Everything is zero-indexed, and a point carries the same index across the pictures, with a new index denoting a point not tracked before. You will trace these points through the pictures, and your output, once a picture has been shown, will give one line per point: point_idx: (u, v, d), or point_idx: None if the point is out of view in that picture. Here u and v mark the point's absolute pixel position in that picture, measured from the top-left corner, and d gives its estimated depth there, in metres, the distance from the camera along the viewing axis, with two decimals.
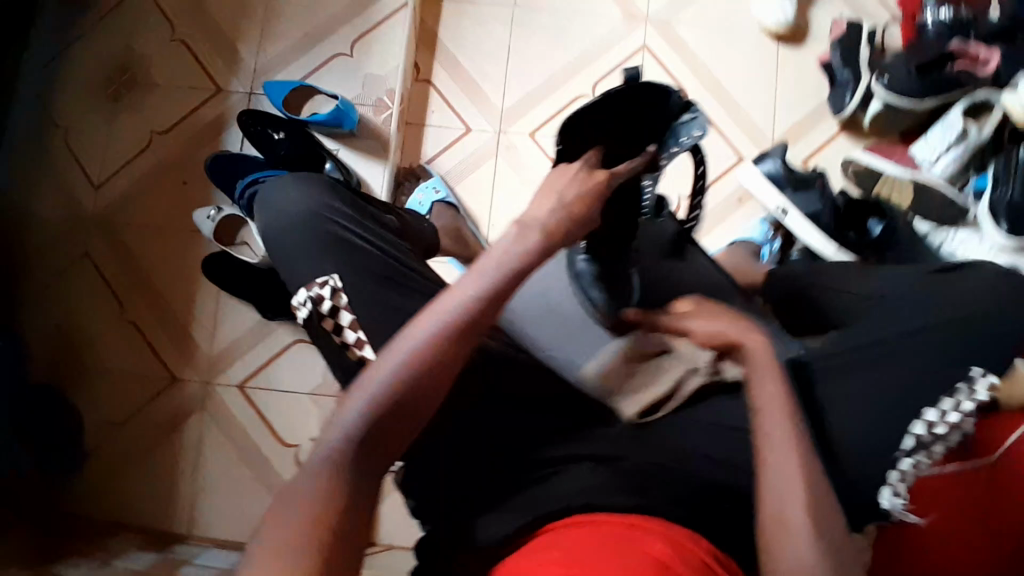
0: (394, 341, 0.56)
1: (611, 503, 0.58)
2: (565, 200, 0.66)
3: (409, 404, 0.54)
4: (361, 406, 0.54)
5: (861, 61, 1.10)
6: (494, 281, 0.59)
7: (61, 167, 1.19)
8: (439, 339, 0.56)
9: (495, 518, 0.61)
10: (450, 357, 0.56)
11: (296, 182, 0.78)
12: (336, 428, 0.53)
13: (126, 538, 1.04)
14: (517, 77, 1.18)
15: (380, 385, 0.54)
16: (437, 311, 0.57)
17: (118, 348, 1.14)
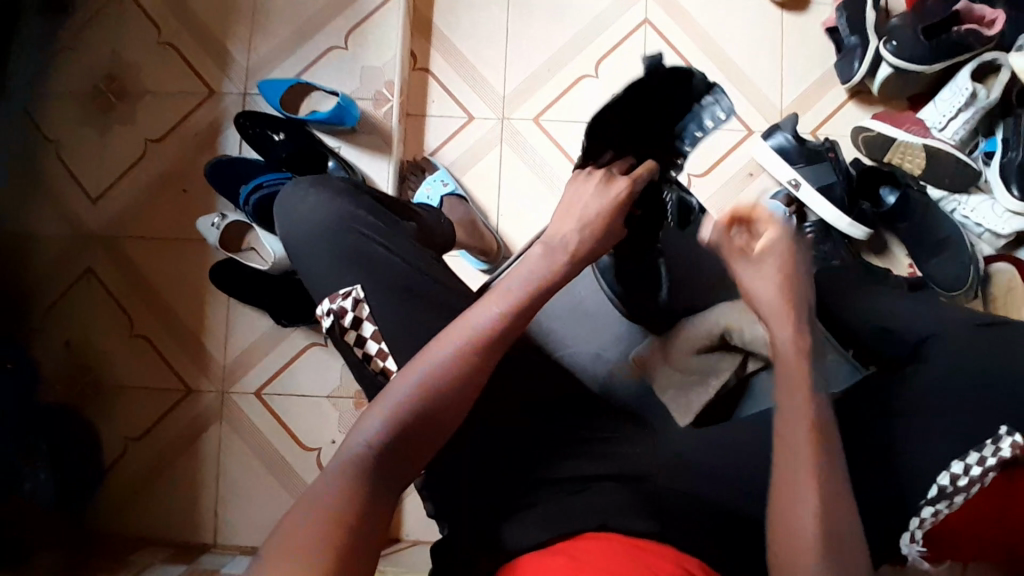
0: (418, 356, 0.57)
1: (628, 526, 0.58)
2: (588, 216, 0.67)
3: (430, 420, 0.54)
4: (381, 415, 0.53)
5: (868, 26, 1.07)
6: (515, 300, 0.60)
7: (55, 179, 1.15)
8: (467, 350, 0.56)
9: (517, 526, 0.59)
10: (473, 374, 0.56)
11: (314, 190, 0.77)
12: (356, 436, 0.53)
13: (152, 551, 1.03)
14: (517, 61, 1.15)
15: (402, 397, 0.54)
16: (464, 324, 0.58)
17: (129, 362, 1.12)
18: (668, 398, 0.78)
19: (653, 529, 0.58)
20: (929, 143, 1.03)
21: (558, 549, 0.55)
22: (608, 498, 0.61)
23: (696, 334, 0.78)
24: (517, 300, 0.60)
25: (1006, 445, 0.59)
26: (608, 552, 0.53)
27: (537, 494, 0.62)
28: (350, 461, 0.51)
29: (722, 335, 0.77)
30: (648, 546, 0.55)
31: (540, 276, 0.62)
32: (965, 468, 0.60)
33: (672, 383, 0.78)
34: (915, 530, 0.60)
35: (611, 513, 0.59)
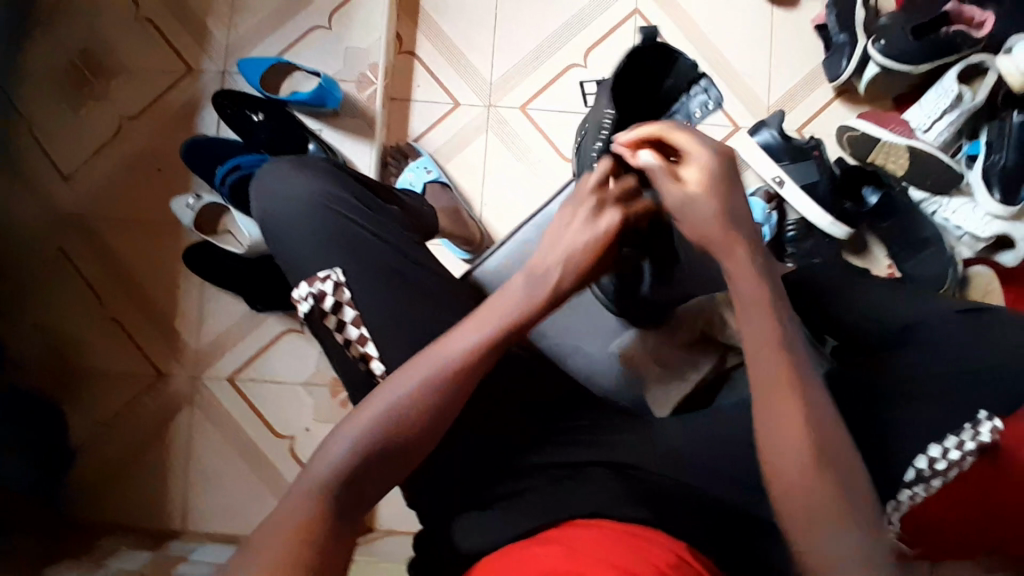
0: (393, 377, 0.55)
1: (622, 513, 0.57)
2: (574, 251, 0.60)
3: (403, 446, 0.53)
4: (352, 437, 0.52)
5: (858, 23, 1.06)
6: (498, 324, 0.57)
7: (24, 153, 1.12)
8: (437, 382, 0.54)
9: (493, 519, 0.60)
10: (449, 402, 0.55)
11: (299, 169, 0.73)
12: (325, 456, 0.52)
13: (119, 538, 1.01)
14: (505, 48, 1.13)
15: (373, 422, 0.53)
16: (436, 353, 0.56)
17: (99, 344, 1.10)
18: (646, 392, 0.77)
19: (643, 516, 0.57)
20: (913, 144, 1.02)
21: (543, 540, 0.54)
22: (601, 491, 0.60)
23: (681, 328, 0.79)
24: (500, 325, 0.57)
25: (984, 429, 0.60)
26: (593, 539, 0.52)
27: (514, 488, 0.63)
28: (318, 483, 0.50)
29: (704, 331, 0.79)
30: (649, 533, 0.54)
31: (521, 306, 0.58)
32: (943, 451, 0.60)
33: (649, 377, 0.78)
34: (891, 513, 0.62)
35: (605, 503, 0.58)
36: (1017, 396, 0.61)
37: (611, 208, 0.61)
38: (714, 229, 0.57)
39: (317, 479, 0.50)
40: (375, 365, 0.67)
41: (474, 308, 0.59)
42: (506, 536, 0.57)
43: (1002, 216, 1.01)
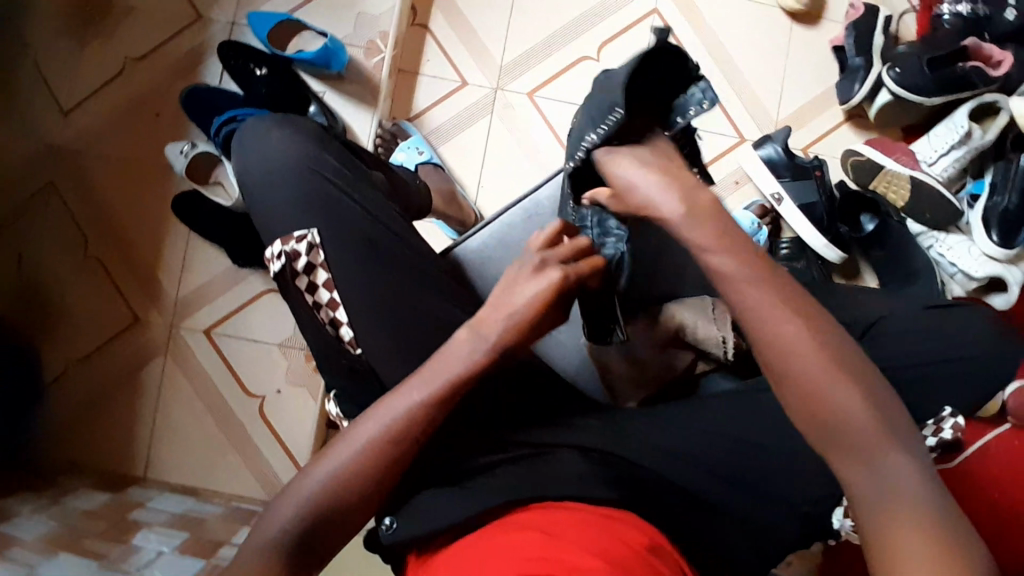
0: (339, 439, 0.55)
1: (589, 493, 0.59)
2: (518, 308, 0.58)
3: (353, 508, 0.54)
4: (300, 503, 0.53)
5: (874, 49, 1.06)
6: (444, 383, 0.56)
7: (26, 86, 1.11)
8: (380, 447, 0.54)
9: (449, 501, 0.61)
10: (393, 461, 0.54)
11: (282, 125, 0.73)
12: (274, 520, 0.53)
13: (80, 478, 1.01)
14: (519, 31, 1.12)
15: (318, 485, 0.53)
16: (381, 415, 0.55)
17: (79, 283, 1.09)
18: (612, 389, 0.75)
19: (613, 496, 0.59)
20: (915, 175, 1.02)
21: (524, 526, 0.55)
22: (570, 468, 0.62)
23: (651, 329, 0.76)
24: (445, 384, 0.56)
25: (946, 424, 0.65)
26: (563, 524, 0.55)
27: (476, 474, 0.64)
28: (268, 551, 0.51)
29: (676, 330, 0.75)
30: (619, 513, 0.58)
31: (469, 365, 0.57)
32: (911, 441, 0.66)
33: (617, 375, 0.75)
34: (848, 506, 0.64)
35: (573, 484, 0.60)
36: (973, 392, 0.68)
37: (553, 266, 0.59)
38: (660, 190, 0.55)
39: (265, 545, 0.51)
40: (344, 330, 0.67)
41: (423, 362, 0.58)
42: (461, 516, 0.59)
43: (997, 258, 1.00)
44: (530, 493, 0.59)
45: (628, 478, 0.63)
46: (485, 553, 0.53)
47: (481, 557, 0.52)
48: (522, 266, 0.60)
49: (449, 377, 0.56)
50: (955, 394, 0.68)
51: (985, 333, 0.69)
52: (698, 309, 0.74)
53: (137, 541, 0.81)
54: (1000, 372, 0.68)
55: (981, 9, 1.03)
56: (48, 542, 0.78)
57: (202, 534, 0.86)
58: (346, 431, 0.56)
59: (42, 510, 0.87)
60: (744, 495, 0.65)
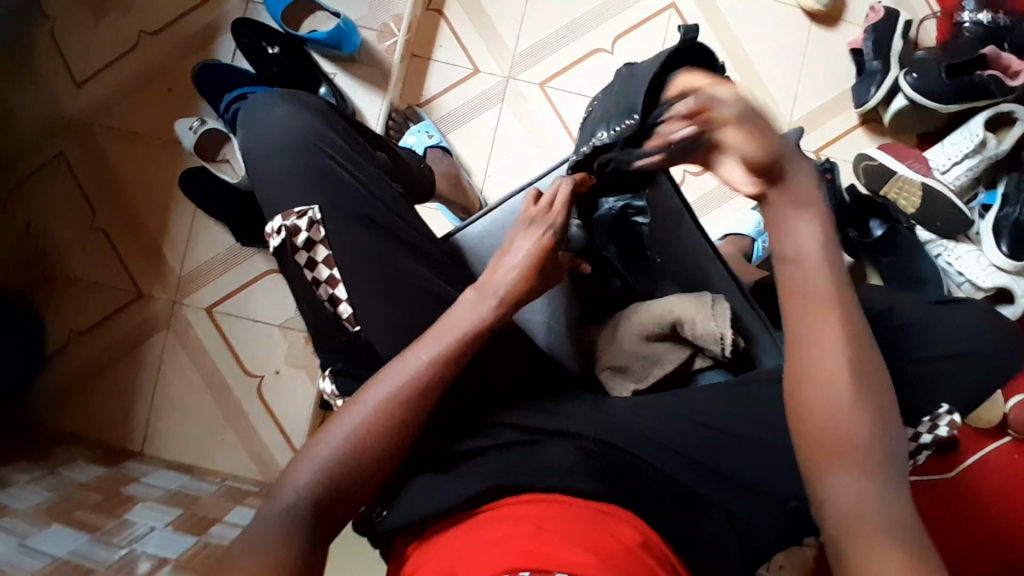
0: (349, 405, 0.56)
1: (579, 487, 0.60)
2: (523, 258, 0.64)
3: (369, 472, 0.55)
4: (317, 468, 0.54)
5: (892, 53, 1.05)
6: (448, 348, 0.59)
7: (41, 56, 1.11)
8: (389, 408, 0.56)
9: (439, 488, 0.62)
10: (402, 424, 0.56)
11: (287, 101, 0.74)
12: (286, 489, 0.53)
13: (78, 449, 1.01)
14: (534, 20, 1.11)
15: (332, 454, 0.54)
16: (390, 378, 0.57)
17: (86, 255, 1.09)
18: (604, 379, 0.76)
19: (601, 490, 0.60)
20: (928, 183, 1.02)
21: (524, 520, 0.55)
22: (562, 458, 0.63)
23: (649, 321, 0.73)
24: (450, 349, 0.58)
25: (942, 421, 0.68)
26: (551, 518, 0.55)
27: (466, 462, 0.65)
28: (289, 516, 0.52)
29: (674, 325, 0.73)
30: (608, 507, 0.59)
31: (471, 324, 0.60)
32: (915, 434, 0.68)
33: (614, 362, 0.76)
34: None
35: (559, 475, 0.61)
36: (964, 399, 0.68)
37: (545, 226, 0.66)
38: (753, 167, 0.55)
39: (281, 510, 0.52)
40: (343, 307, 0.68)
41: (428, 331, 0.60)
42: (455, 499, 0.60)
43: (1005, 269, 1.00)
44: (519, 483, 0.60)
45: (621, 470, 0.63)
46: (473, 543, 0.54)
47: (471, 545, 0.54)
48: (518, 223, 0.68)
49: (456, 342, 0.59)
50: (953, 397, 0.68)
51: (982, 339, 0.69)
52: (700, 306, 0.72)
53: (130, 515, 0.81)
54: (994, 376, 0.68)
55: (1002, 18, 1.02)
56: (42, 513, 0.79)
57: (196, 510, 0.86)
58: (355, 396, 0.57)
59: (38, 480, 0.88)
60: (734, 490, 0.65)
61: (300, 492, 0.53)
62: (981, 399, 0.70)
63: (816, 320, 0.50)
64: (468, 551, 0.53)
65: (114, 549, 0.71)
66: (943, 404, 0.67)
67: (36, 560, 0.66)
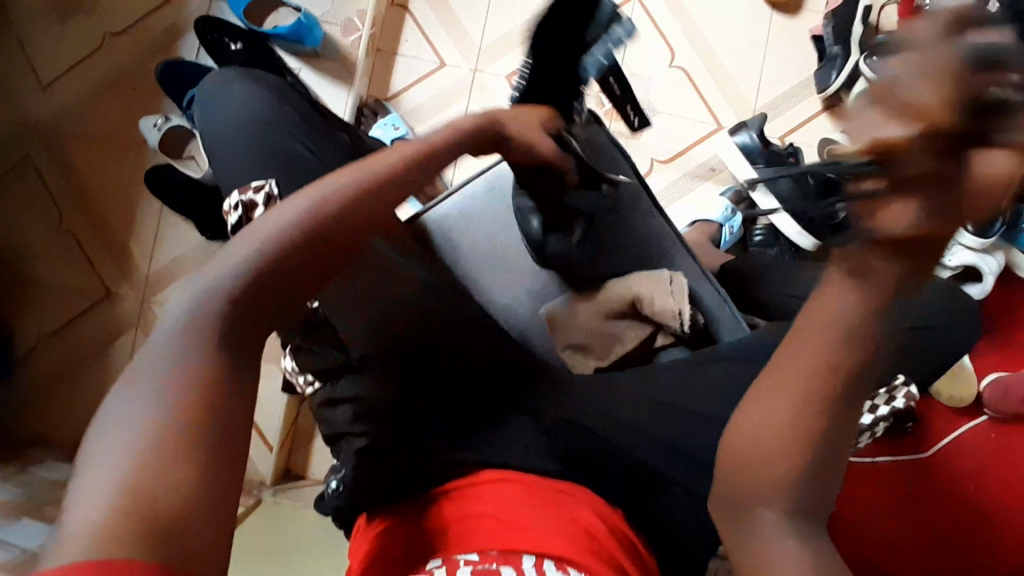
0: (300, 192, 0.50)
1: (534, 466, 0.63)
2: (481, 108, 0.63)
3: (285, 292, 0.47)
4: (225, 281, 0.45)
5: (853, 38, 1.05)
6: (369, 170, 0.53)
7: (7, 62, 1.11)
8: (350, 197, 0.51)
9: (400, 464, 0.63)
10: (361, 217, 0.51)
11: (247, 90, 0.77)
12: (220, 264, 0.46)
13: (48, 451, 1.01)
14: (497, 13, 1.12)
15: (275, 228, 0.47)
16: (353, 171, 0.53)
17: (55, 256, 1.09)
18: (565, 358, 0.75)
19: (556, 469, 0.63)
20: None
21: (486, 500, 0.60)
22: (519, 437, 0.65)
23: (608, 301, 0.76)
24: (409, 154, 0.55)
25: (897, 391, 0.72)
26: (516, 502, 0.60)
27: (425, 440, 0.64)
28: (192, 330, 0.42)
29: (632, 303, 0.75)
30: (570, 488, 0.62)
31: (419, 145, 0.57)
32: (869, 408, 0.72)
33: (572, 341, 0.75)
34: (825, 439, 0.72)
35: (518, 454, 0.64)
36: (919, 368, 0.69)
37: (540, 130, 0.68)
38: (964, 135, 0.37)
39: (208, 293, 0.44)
40: None
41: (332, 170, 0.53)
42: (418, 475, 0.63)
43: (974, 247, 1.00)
44: (475, 459, 0.63)
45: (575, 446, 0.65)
46: (447, 523, 0.59)
47: (444, 526, 0.59)
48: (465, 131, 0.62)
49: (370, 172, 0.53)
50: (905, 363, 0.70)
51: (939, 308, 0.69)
52: (659, 284, 0.75)
53: None
54: (950, 345, 0.69)
55: None
56: (13, 509, 0.82)
57: None
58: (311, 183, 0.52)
59: (9, 478, 0.90)
60: (690, 464, 0.65)
61: (203, 307, 0.43)
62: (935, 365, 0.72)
63: (796, 339, 0.42)
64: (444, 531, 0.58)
65: None
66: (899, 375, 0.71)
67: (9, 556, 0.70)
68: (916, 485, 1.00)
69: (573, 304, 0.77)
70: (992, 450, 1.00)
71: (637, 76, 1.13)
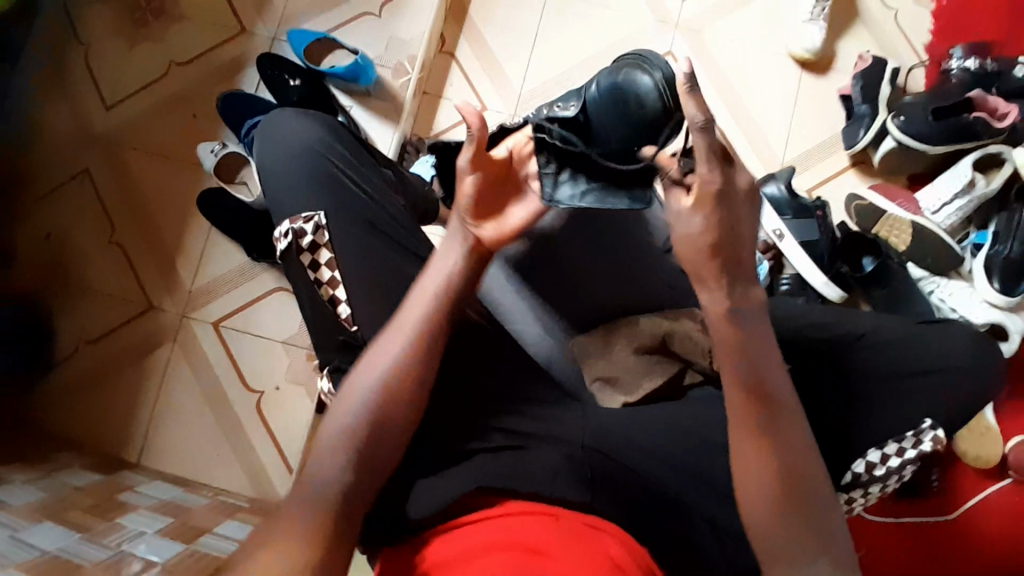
0: (370, 356, 0.65)
1: (562, 495, 0.62)
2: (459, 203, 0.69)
3: (381, 437, 0.63)
4: (338, 447, 0.61)
5: (880, 98, 1.10)
6: (419, 317, 0.66)
7: (77, 85, 1.19)
8: (407, 352, 0.65)
9: (428, 487, 0.65)
10: (421, 369, 0.65)
11: (303, 120, 0.82)
12: (332, 428, 0.63)
13: (77, 456, 1.03)
14: (540, 63, 1.19)
15: (364, 396, 0.63)
16: (405, 322, 0.66)
17: (103, 267, 1.14)
18: (594, 390, 0.78)
19: (584, 499, 0.63)
20: (917, 221, 1.05)
21: (507, 540, 0.57)
22: (546, 463, 0.65)
23: (640, 335, 0.78)
24: (443, 297, 0.67)
25: (926, 437, 0.72)
26: (538, 533, 0.58)
27: (453, 466, 0.66)
28: (314, 488, 0.60)
29: (663, 338, 0.78)
30: (599, 523, 0.61)
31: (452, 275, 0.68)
32: (898, 449, 0.71)
33: (602, 374, 0.77)
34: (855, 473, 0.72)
35: (544, 482, 0.63)
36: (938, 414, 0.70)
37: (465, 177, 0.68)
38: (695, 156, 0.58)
39: (329, 451, 0.61)
40: (342, 307, 0.74)
41: (388, 325, 0.67)
42: (442, 503, 0.62)
43: (1000, 306, 1.01)
44: (502, 486, 0.62)
45: (601, 468, 0.66)
46: (473, 560, 0.56)
47: (468, 562, 0.56)
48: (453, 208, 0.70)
49: (417, 326, 0.66)
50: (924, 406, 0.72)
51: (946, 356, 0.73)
52: (691, 324, 0.78)
53: (122, 520, 0.85)
54: None
55: (990, 65, 1.07)
56: (37, 510, 0.84)
57: (187, 519, 0.89)
58: (380, 340, 0.66)
59: (35, 480, 0.92)
60: (709, 497, 0.67)
61: (321, 469, 0.61)
62: (951, 410, 0.73)
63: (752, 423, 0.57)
64: (468, 565, 0.56)
65: (101, 549, 0.76)
66: (926, 419, 0.72)
67: (26, 553, 0.72)
68: (940, 549, 0.98)
69: (607, 338, 0.79)
70: (1017, 518, 0.97)
71: None
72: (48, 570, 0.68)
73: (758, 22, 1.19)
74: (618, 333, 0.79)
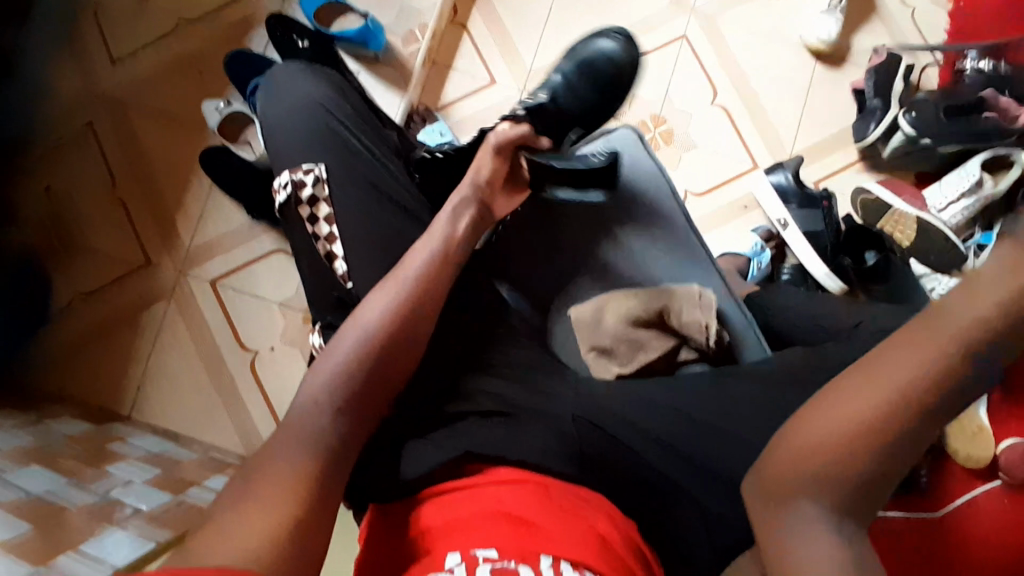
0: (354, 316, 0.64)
1: (548, 465, 0.63)
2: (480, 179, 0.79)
3: (365, 396, 0.61)
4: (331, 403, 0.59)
5: (893, 93, 1.09)
6: (408, 281, 0.66)
7: (86, 37, 1.18)
8: (394, 313, 0.64)
9: (423, 450, 0.64)
10: (403, 329, 0.64)
11: (310, 76, 0.82)
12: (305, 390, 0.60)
13: (67, 407, 1.03)
14: (552, 39, 1.18)
15: (339, 359, 0.61)
16: (394, 283, 0.66)
17: (102, 221, 1.14)
18: (591, 361, 0.78)
19: (572, 473, 0.63)
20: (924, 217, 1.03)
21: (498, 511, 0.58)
22: (536, 439, 0.65)
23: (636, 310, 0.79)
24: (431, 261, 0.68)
25: None
26: (528, 503, 0.58)
27: (448, 427, 0.66)
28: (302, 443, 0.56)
29: (660, 313, 0.79)
30: (590, 497, 0.62)
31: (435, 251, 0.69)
32: None
33: (598, 344, 0.78)
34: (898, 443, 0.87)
35: (535, 453, 0.63)
36: None
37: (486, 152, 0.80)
38: None
39: (307, 406, 0.58)
40: (339, 264, 0.73)
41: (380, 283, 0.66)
42: (430, 467, 0.63)
43: None
44: (492, 454, 0.63)
45: (591, 435, 0.65)
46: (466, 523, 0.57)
47: (459, 527, 0.57)
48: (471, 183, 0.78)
49: (410, 283, 0.66)
50: None
51: None
52: (686, 298, 0.79)
53: (108, 468, 0.85)
54: None
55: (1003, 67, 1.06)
56: (24, 454, 0.83)
57: (174, 472, 0.89)
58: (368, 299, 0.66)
59: (23, 426, 0.92)
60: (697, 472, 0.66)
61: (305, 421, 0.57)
62: None
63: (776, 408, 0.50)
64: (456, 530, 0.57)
65: (87, 494, 0.76)
66: None
67: (11, 494, 0.72)
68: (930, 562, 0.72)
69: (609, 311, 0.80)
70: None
71: (677, 111, 1.18)
72: (30, 515, 0.68)
73: (773, 11, 1.18)
74: (620, 308, 0.80)
